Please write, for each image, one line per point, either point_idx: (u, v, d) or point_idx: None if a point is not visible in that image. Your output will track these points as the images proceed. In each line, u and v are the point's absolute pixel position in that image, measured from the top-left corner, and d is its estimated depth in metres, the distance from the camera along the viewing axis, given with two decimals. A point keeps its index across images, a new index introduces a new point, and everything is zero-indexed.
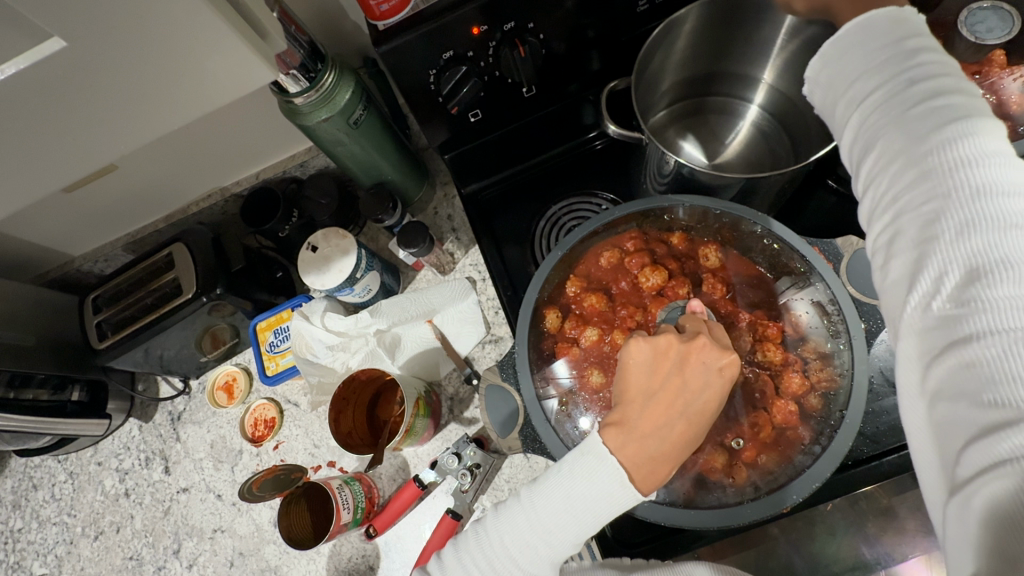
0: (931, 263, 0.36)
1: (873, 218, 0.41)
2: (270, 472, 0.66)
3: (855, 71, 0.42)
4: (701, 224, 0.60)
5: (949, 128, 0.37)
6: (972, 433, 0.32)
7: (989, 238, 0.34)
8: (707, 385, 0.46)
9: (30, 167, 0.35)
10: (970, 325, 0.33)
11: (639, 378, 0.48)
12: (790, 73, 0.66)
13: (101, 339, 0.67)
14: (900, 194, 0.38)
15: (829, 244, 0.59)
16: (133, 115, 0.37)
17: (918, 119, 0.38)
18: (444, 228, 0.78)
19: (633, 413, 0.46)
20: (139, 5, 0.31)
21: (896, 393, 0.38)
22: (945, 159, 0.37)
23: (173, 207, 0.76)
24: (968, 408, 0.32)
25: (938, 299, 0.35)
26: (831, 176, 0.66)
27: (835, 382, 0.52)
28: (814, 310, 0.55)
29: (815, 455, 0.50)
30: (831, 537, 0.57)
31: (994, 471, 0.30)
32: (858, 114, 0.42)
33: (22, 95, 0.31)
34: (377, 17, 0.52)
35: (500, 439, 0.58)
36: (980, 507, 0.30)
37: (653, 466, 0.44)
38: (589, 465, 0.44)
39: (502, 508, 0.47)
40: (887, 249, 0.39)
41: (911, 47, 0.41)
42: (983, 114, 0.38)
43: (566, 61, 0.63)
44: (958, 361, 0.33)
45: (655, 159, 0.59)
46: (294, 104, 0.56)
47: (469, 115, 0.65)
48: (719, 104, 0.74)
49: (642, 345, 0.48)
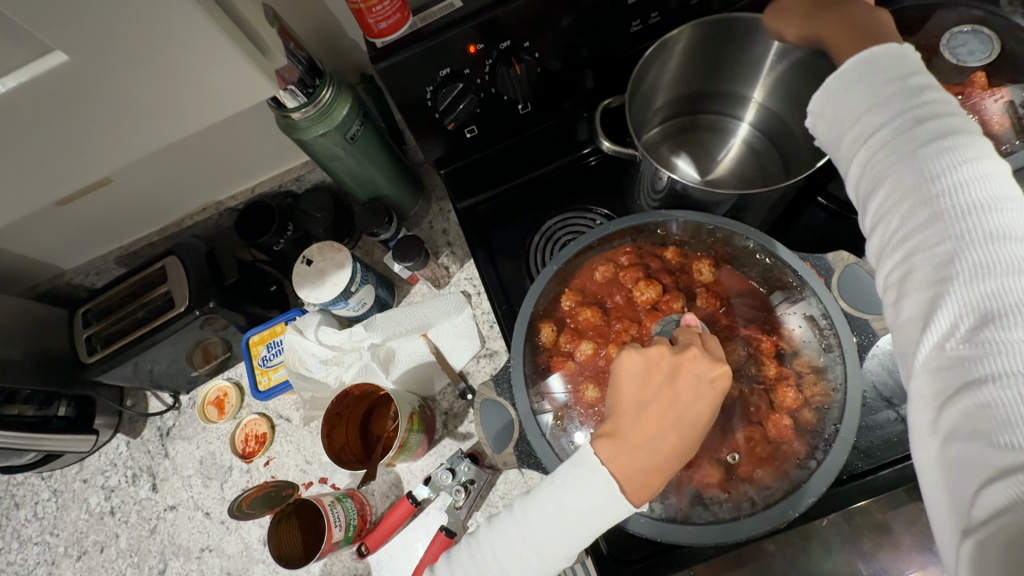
0: (945, 304, 0.36)
1: (884, 254, 0.42)
2: (261, 489, 0.64)
3: (862, 108, 0.43)
4: (694, 239, 0.60)
5: (957, 169, 0.38)
6: (987, 475, 0.32)
7: (1003, 281, 0.35)
8: (699, 397, 0.46)
9: (32, 178, 0.36)
10: (984, 367, 0.34)
11: (632, 390, 0.48)
12: (779, 92, 0.68)
13: (91, 353, 0.66)
14: (912, 232, 0.39)
15: (820, 259, 0.58)
16: (135, 128, 0.37)
17: (926, 157, 0.39)
18: (440, 242, 0.78)
19: (625, 425, 0.46)
20: (143, 20, 0.31)
21: (909, 431, 0.39)
22: (955, 202, 0.38)
23: (168, 220, 0.76)
24: (983, 449, 0.32)
25: (953, 340, 0.35)
26: (821, 193, 0.68)
27: (829, 398, 0.52)
28: (807, 324, 0.56)
29: (812, 470, 0.49)
30: (826, 554, 0.56)
31: (1008, 513, 0.30)
32: (866, 150, 0.42)
33: (25, 110, 0.31)
34: (374, 34, 0.53)
35: (494, 455, 0.57)
36: (992, 545, 0.31)
37: (645, 477, 0.44)
38: (581, 476, 0.44)
39: (494, 521, 0.46)
40: (900, 286, 0.40)
41: (916, 86, 0.42)
42: (990, 156, 0.39)
43: (561, 79, 0.64)
44: (973, 402, 0.33)
45: (648, 175, 0.60)
46: (292, 120, 0.56)
47: (466, 131, 0.66)
48: (710, 121, 0.75)
49: (634, 357, 0.48)
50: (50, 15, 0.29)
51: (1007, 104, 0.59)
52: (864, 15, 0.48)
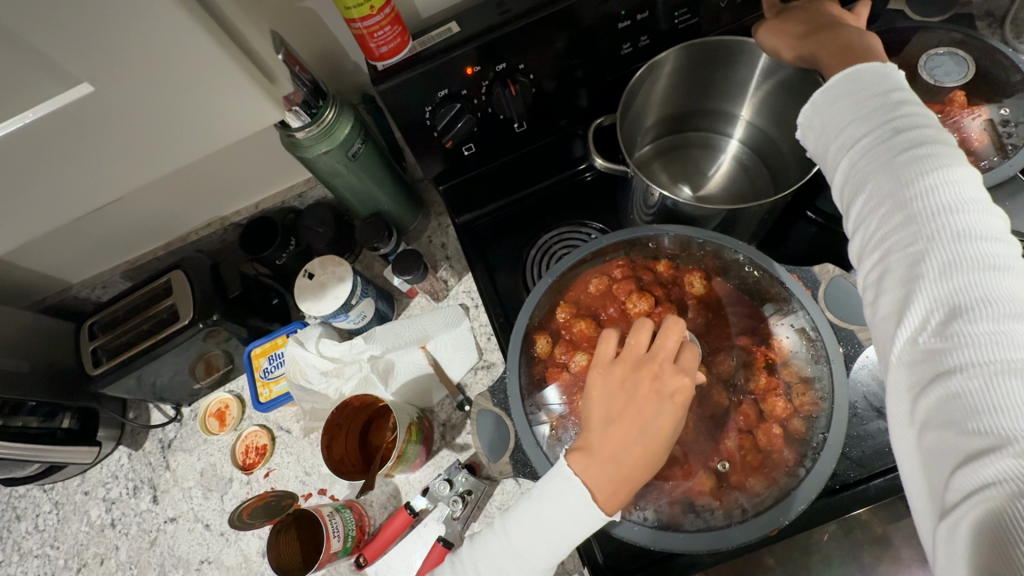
0: (917, 300, 0.38)
1: (864, 256, 0.44)
2: (261, 499, 0.66)
3: (845, 120, 0.45)
4: (686, 253, 0.61)
5: (931, 175, 0.40)
6: (958, 460, 0.34)
7: (971, 279, 0.37)
8: (662, 407, 0.48)
9: (55, 198, 0.38)
10: (953, 359, 0.35)
11: (600, 406, 0.49)
12: (766, 110, 0.70)
13: (96, 365, 0.68)
14: (887, 235, 0.41)
15: (806, 272, 0.60)
16: (153, 152, 0.39)
17: (903, 164, 0.41)
18: (438, 255, 0.80)
19: (594, 437, 0.48)
20: (164, 55, 0.34)
21: (888, 423, 0.40)
22: (928, 205, 0.40)
23: (173, 235, 0.78)
24: (955, 436, 0.34)
25: (926, 334, 0.37)
26: (809, 207, 0.69)
27: (818, 407, 0.53)
28: (796, 334, 0.57)
29: (800, 478, 0.51)
30: (827, 567, 0.56)
31: (977, 495, 0.32)
32: (848, 159, 0.44)
33: (52, 134, 0.34)
34: (376, 58, 0.55)
35: (491, 464, 0.58)
36: (966, 528, 0.32)
37: (616, 485, 0.45)
38: (556, 487, 0.46)
39: (477, 538, 0.47)
40: (876, 286, 0.42)
41: (896, 99, 0.44)
42: (962, 164, 0.41)
43: (555, 99, 0.67)
44: (944, 392, 0.35)
45: (640, 190, 0.62)
46: (296, 138, 0.58)
47: (463, 149, 0.68)
48: (700, 138, 0.78)
49: (598, 378, 0.50)
50: (69, 45, 0.31)
51: (985, 121, 0.61)
52: (842, 39, 0.50)
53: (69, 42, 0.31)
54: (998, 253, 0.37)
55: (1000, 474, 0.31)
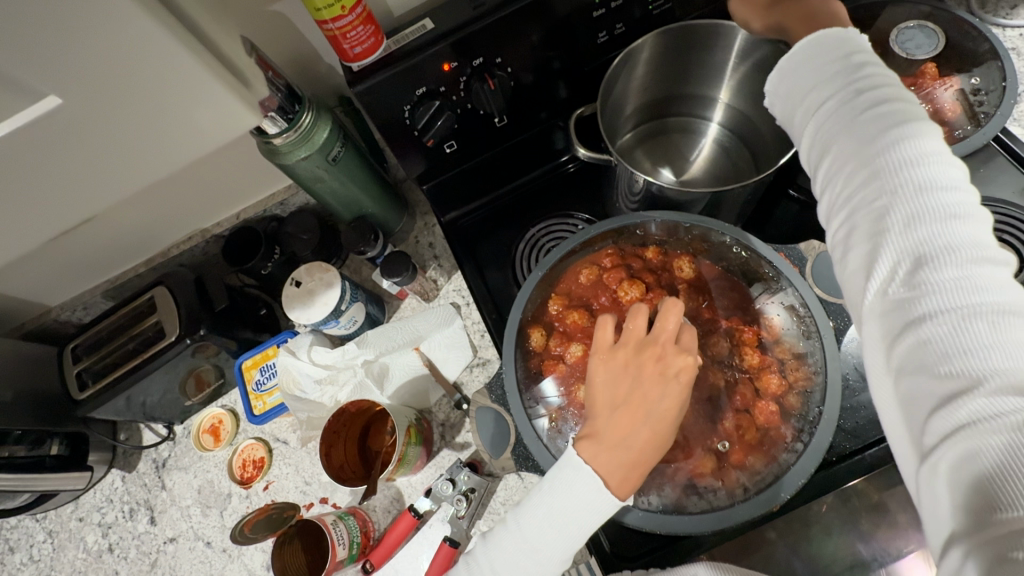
0: (884, 252, 0.40)
1: (831, 215, 0.45)
2: (262, 512, 0.64)
3: (809, 84, 0.46)
4: (673, 238, 0.62)
5: (894, 133, 0.41)
6: (934, 403, 0.36)
7: (933, 229, 0.39)
8: (666, 392, 0.48)
9: (30, 213, 0.37)
10: (921, 307, 0.38)
11: (604, 394, 0.50)
12: (743, 92, 0.71)
13: (82, 389, 0.66)
14: (854, 193, 0.43)
15: (793, 249, 0.60)
16: (128, 166, 0.38)
17: (866, 124, 0.42)
18: (426, 255, 0.80)
19: (602, 425, 0.48)
20: (131, 61, 0.33)
21: (865, 373, 0.42)
22: (891, 161, 0.41)
23: (154, 251, 0.76)
24: (928, 382, 0.36)
25: (894, 285, 0.39)
26: (792, 185, 0.70)
27: (812, 381, 0.54)
28: (786, 312, 0.58)
29: (798, 453, 0.51)
30: (828, 537, 0.56)
31: (954, 437, 0.34)
32: (814, 122, 0.45)
33: (22, 151, 0.33)
34: (351, 59, 0.55)
35: (494, 460, 0.58)
36: (945, 468, 0.34)
37: (626, 471, 0.46)
38: (567, 478, 0.45)
39: (488, 536, 0.47)
40: (844, 242, 0.43)
41: (858, 61, 0.45)
42: (920, 119, 0.42)
43: (534, 91, 0.66)
44: (917, 340, 0.37)
45: (625, 179, 0.62)
46: (274, 145, 0.57)
47: (445, 146, 0.67)
48: (680, 123, 0.78)
49: (601, 366, 0.51)
50: (47, 66, 0.31)
51: (957, 92, 0.62)
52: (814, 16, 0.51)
53: (29, 52, 0.30)
54: (955, 202, 0.39)
55: (974, 414, 0.34)
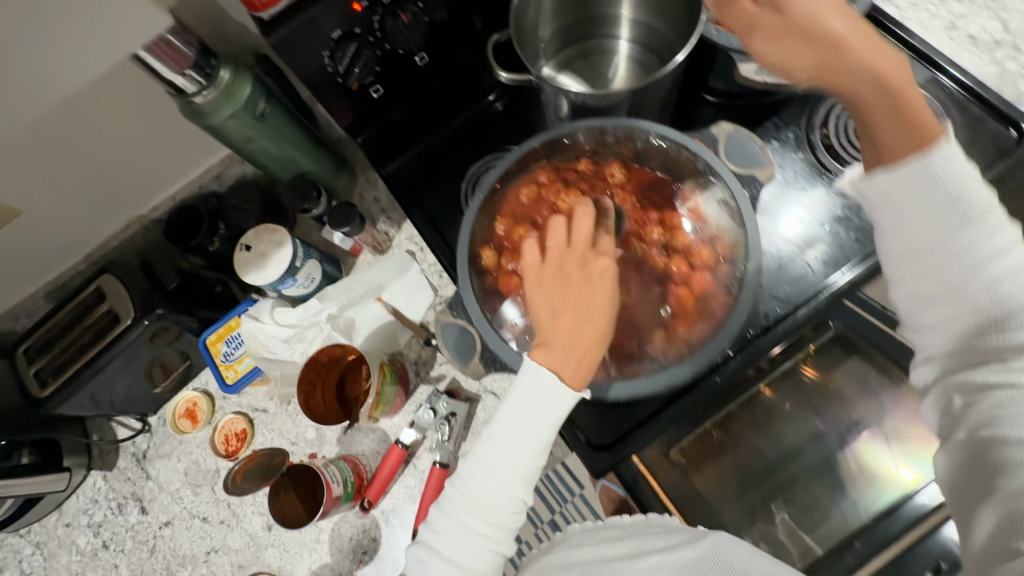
0: (947, 372, 0.40)
1: (914, 314, 0.43)
2: (252, 460, 0.69)
3: (896, 195, 0.42)
4: (602, 146, 0.65)
5: (994, 272, 0.39)
6: (990, 519, 0.35)
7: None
8: (597, 291, 0.53)
9: None
10: (1002, 436, 0.36)
11: (544, 308, 0.53)
12: (646, 4, 0.74)
13: (44, 387, 0.65)
14: (941, 315, 0.41)
15: (705, 133, 0.66)
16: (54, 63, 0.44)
17: (957, 242, 0.40)
18: (374, 210, 0.81)
19: (549, 333, 0.52)
20: None
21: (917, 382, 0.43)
22: (980, 292, 0.39)
23: (91, 245, 0.74)
24: (986, 493, 0.36)
25: (964, 397, 0.39)
26: (706, 91, 0.72)
27: (737, 249, 0.59)
28: (709, 194, 0.62)
29: (732, 310, 0.57)
30: (789, 423, 0.67)
31: (989, 524, 0.35)
32: (877, 186, 0.43)
33: None
34: (259, 8, 0.54)
35: (462, 367, 0.62)
36: (983, 533, 0.35)
37: (577, 365, 0.50)
38: (526, 378, 0.50)
39: (471, 453, 0.51)
40: (927, 321, 0.42)
41: (969, 188, 0.40)
42: (1007, 231, 0.40)
43: (449, 25, 0.68)
44: (982, 456, 0.37)
45: (551, 102, 0.65)
46: (196, 105, 0.58)
47: (371, 91, 0.68)
48: (595, 45, 0.81)
49: (537, 289, 0.54)
50: None
51: None
52: None
53: None
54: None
55: None
